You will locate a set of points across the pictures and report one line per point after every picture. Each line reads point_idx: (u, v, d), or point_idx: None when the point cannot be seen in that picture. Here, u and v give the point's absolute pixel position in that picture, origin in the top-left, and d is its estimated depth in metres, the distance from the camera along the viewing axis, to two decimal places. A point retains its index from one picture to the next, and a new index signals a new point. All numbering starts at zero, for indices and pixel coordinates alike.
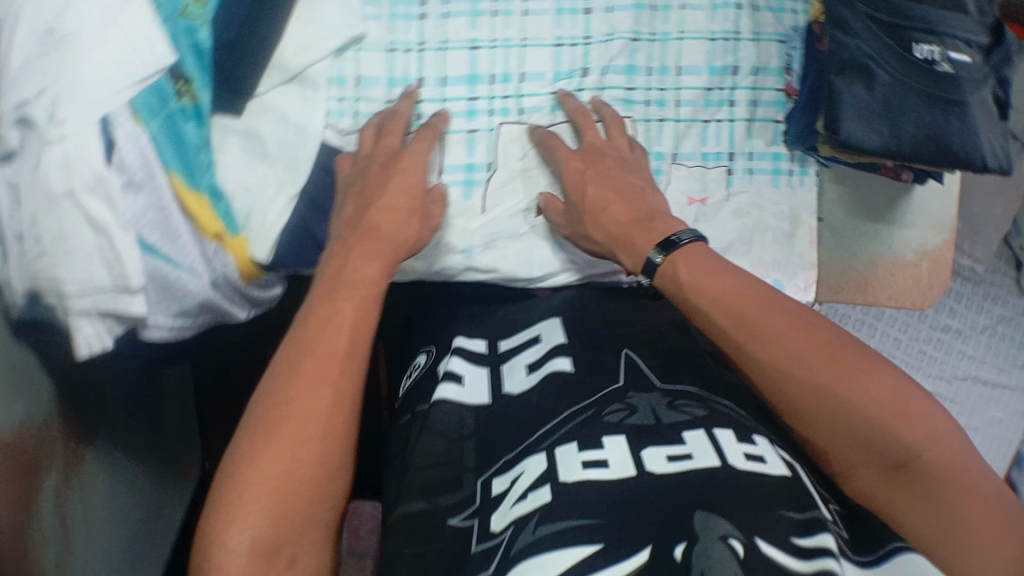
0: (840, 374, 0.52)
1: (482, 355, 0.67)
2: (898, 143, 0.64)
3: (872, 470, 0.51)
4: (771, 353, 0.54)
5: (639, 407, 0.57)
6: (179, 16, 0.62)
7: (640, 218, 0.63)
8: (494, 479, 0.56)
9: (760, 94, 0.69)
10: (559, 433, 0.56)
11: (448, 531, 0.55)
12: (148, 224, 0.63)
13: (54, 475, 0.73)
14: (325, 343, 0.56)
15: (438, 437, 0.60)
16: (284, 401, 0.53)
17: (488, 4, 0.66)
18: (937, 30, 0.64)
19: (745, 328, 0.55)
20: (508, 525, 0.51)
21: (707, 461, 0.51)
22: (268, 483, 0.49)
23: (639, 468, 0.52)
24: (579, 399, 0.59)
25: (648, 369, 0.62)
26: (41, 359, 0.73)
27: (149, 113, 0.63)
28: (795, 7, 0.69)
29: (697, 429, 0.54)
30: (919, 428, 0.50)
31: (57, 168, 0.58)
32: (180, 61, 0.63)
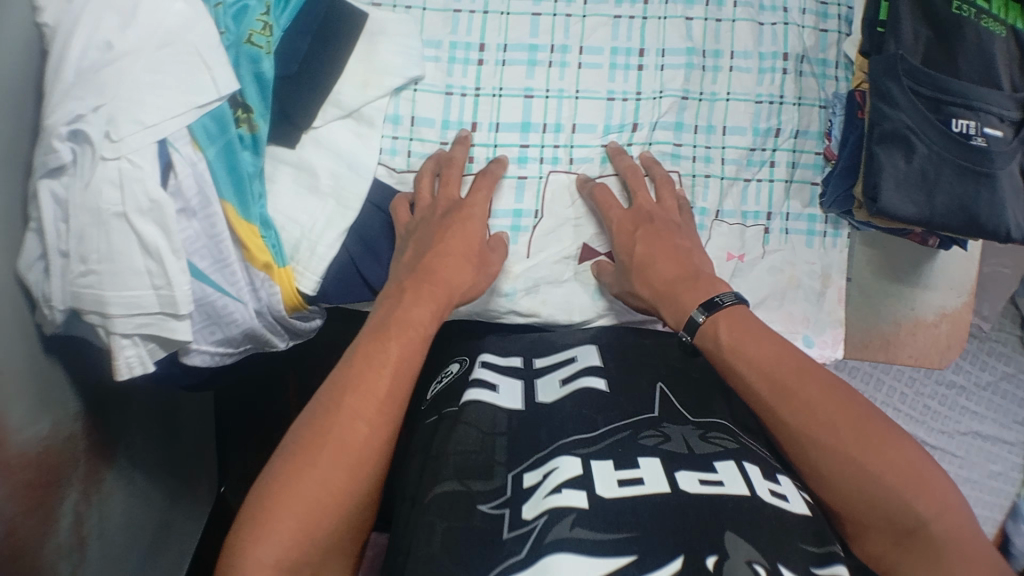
0: (864, 439, 0.51)
1: (515, 369, 0.67)
2: (931, 213, 0.67)
3: (884, 534, 0.51)
4: (788, 415, 0.54)
5: (673, 435, 0.58)
6: (243, 44, 0.65)
7: (686, 275, 0.62)
8: (527, 473, 0.57)
9: (800, 156, 0.71)
10: (594, 447, 0.57)
11: (477, 514, 0.54)
12: (199, 251, 0.65)
13: (74, 489, 0.73)
14: (372, 373, 0.56)
15: (472, 429, 0.61)
16: (327, 427, 0.53)
17: (545, 55, 0.69)
18: (974, 105, 0.66)
19: (767, 386, 0.55)
20: (541, 514, 0.51)
21: (737, 489, 0.53)
22: (299, 503, 0.50)
23: (672, 484, 0.53)
24: (616, 419, 0.61)
25: (681, 405, 0.63)
26: (75, 375, 0.73)
27: (207, 140, 0.64)
28: (838, 75, 0.72)
29: (728, 460, 0.56)
30: (931, 498, 0.50)
31: (109, 186, 0.60)
32: (241, 90, 0.65)
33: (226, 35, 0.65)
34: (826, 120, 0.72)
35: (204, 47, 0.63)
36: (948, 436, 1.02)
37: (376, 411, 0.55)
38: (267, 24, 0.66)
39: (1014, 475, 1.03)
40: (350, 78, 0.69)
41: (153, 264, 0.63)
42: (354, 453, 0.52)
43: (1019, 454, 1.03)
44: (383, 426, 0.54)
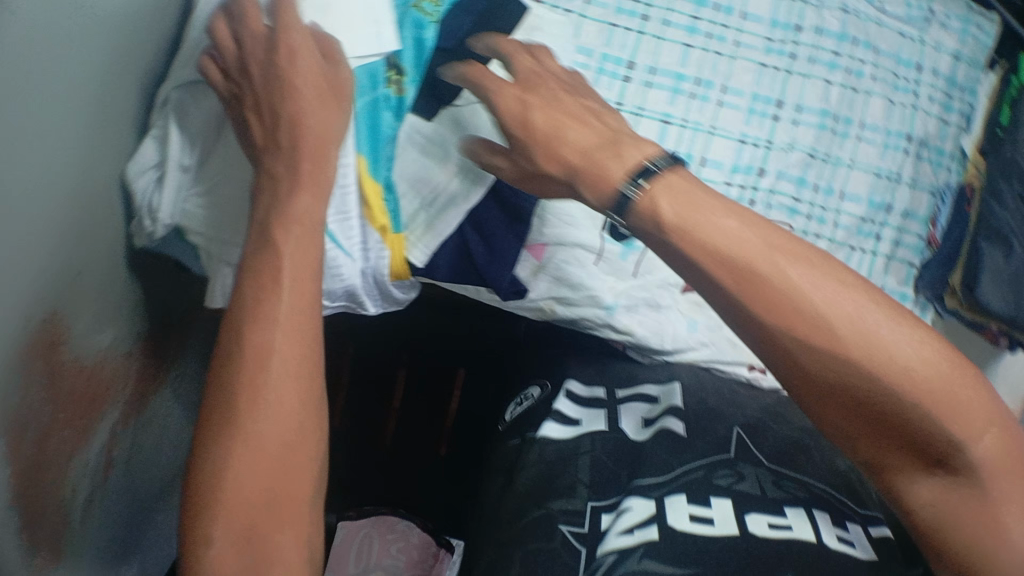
0: (906, 353, 0.49)
1: (597, 401, 0.71)
2: None
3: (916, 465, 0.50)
4: (812, 295, 0.50)
5: (748, 476, 0.62)
6: (410, 8, 0.66)
7: (608, 138, 0.54)
8: (603, 513, 0.61)
9: (904, 236, 0.77)
10: (670, 485, 0.62)
11: (558, 537, 0.59)
12: (325, 197, 0.65)
13: (117, 408, 0.71)
14: (289, 348, 0.52)
15: (555, 464, 0.65)
16: (257, 393, 0.50)
17: (688, 86, 0.71)
18: None
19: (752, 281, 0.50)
20: (609, 552, 0.56)
21: (806, 534, 0.57)
22: (248, 483, 0.49)
23: (741, 528, 0.57)
24: (692, 458, 0.64)
25: (759, 451, 0.66)
26: (146, 294, 0.72)
27: (358, 91, 0.65)
28: (950, 166, 0.82)
29: (800, 507, 0.60)
30: (961, 418, 0.48)
31: None
32: (399, 51, 0.66)
33: None
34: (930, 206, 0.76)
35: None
36: None
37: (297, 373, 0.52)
38: None
39: None
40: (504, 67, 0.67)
41: None
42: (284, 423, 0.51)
43: None
44: (295, 384, 0.52)
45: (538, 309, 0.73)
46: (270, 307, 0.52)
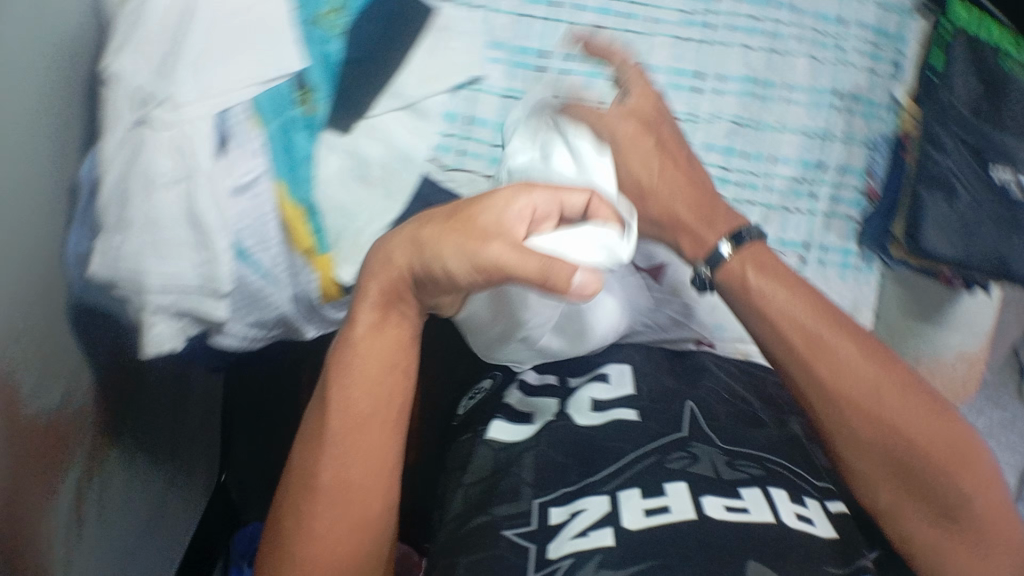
0: (904, 399, 0.58)
1: (549, 389, 0.69)
2: (970, 258, 0.68)
3: (915, 509, 0.57)
4: (835, 347, 0.60)
5: (701, 457, 0.60)
6: (313, 24, 0.64)
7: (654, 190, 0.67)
8: (553, 507, 0.58)
9: (840, 192, 0.72)
10: (622, 477, 0.59)
11: (503, 540, 0.56)
12: (246, 229, 0.63)
13: (81, 463, 0.70)
14: (356, 388, 0.53)
15: (501, 459, 0.63)
16: (326, 424, 0.53)
17: (608, 68, 0.71)
18: (1017, 158, 0.69)
19: (814, 352, 0.60)
20: (567, 555, 0.53)
21: (765, 517, 0.55)
22: (333, 524, 0.52)
23: (699, 514, 0.55)
24: (645, 441, 0.62)
25: (710, 427, 0.64)
26: (95, 347, 0.71)
27: (270, 113, 0.63)
28: (884, 117, 0.73)
29: (757, 488, 0.58)
30: (968, 475, 0.56)
31: (165, 154, 0.60)
32: (306, 70, 0.64)
33: (299, 12, 0.64)
34: (869, 158, 0.73)
35: (275, 20, 0.63)
36: None
37: (380, 405, 0.54)
38: (337, 7, 0.65)
39: None
40: (417, 70, 0.67)
41: (198, 237, 0.62)
42: (363, 453, 0.53)
43: None
44: (366, 435, 0.54)
45: None
46: (383, 359, 0.54)
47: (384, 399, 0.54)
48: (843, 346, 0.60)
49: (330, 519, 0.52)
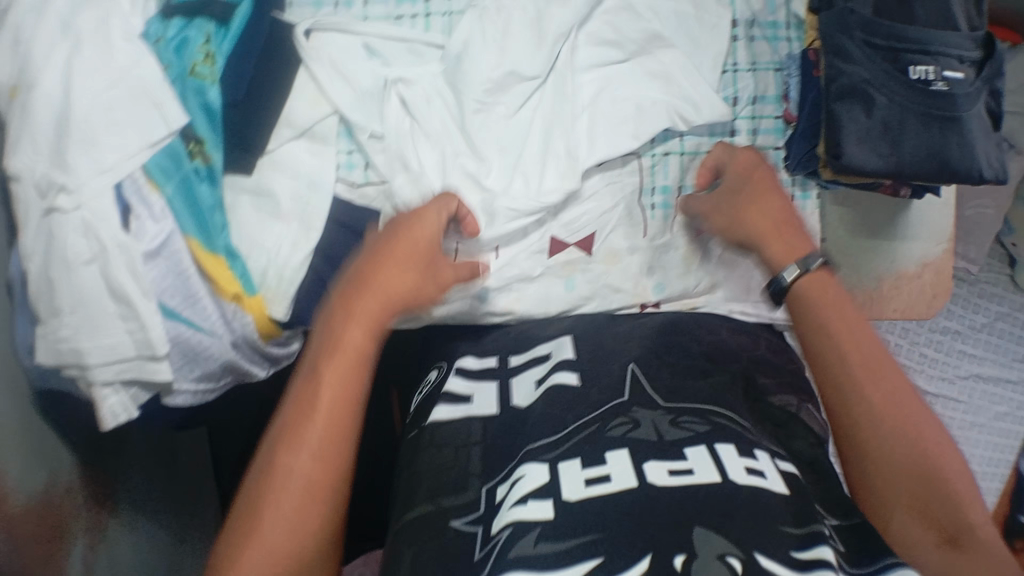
0: (876, 382, 0.59)
1: (489, 372, 0.69)
2: (900, 161, 0.66)
3: (906, 503, 0.55)
4: (828, 320, 0.62)
5: (642, 422, 0.60)
6: (188, 76, 0.66)
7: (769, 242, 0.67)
8: (499, 485, 0.58)
9: (760, 122, 0.73)
10: (561, 449, 0.59)
11: (450, 531, 0.56)
12: (168, 289, 0.65)
13: (83, 537, 0.72)
14: (325, 397, 0.55)
15: (444, 448, 0.63)
16: (307, 413, 0.55)
17: None
18: (932, 50, 0.66)
19: (832, 377, 0.60)
20: (505, 525, 0.53)
21: (710, 476, 0.54)
22: (291, 502, 0.52)
23: (640, 479, 0.54)
24: (587, 412, 0.62)
25: (652, 388, 0.63)
26: (64, 428, 0.72)
27: (164, 176, 0.65)
28: (789, 36, 0.74)
29: (701, 445, 0.57)
30: (962, 495, 0.55)
31: (75, 235, 0.60)
32: (191, 122, 0.65)
33: (169, 69, 0.65)
34: (783, 81, 0.74)
35: (152, 84, 0.63)
36: (948, 381, 0.98)
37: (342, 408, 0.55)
38: (209, 53, 0.66)
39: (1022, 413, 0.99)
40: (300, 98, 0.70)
41: (125, 308, 0.63)
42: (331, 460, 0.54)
43: None
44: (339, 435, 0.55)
45: (416, 321, 0.72)
46: (343, 319, 0.59)
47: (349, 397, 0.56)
48: (874, 388, 0.58)
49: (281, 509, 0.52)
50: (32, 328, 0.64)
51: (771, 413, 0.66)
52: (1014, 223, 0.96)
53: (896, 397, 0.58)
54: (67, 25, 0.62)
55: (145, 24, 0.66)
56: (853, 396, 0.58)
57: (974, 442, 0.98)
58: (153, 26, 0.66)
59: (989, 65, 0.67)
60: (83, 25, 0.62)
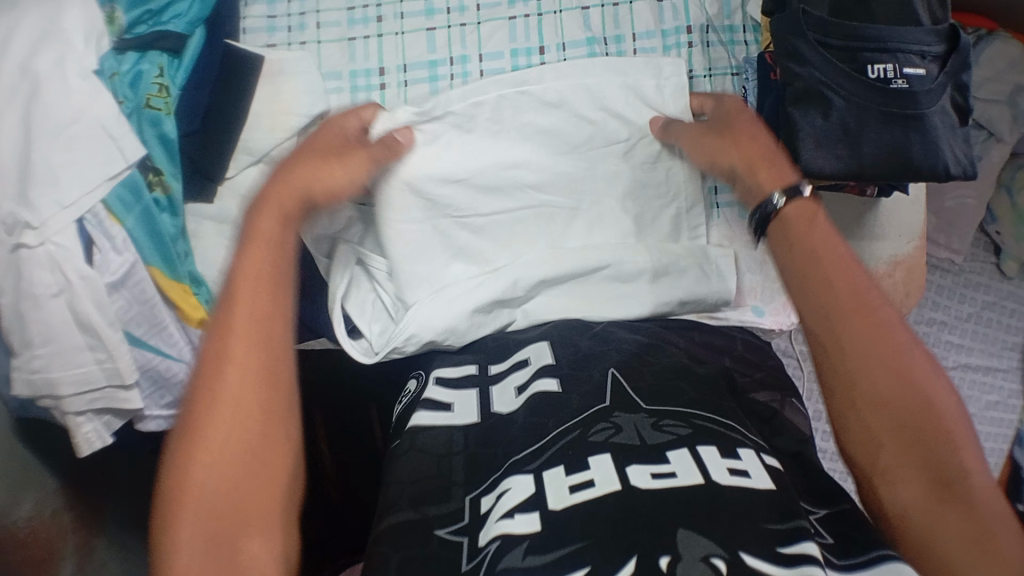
0: (862, 318, 0.54)
1: (468, 379, 0.67)
2: (860, 163, 0.65)
3: (894, 453, 0.50)
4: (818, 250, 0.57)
5: (625, 425, 0.57)
6: (143, 109, 0.67)
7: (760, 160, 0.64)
8: (482, 496, 0.56)
9: None
10: (543, 457, 0.56)
11: (434, 539, 0.54)
12: (134, 319, 0.66)
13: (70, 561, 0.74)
14: (248, 322, 0.55)
15: (426, 456, 0.60)
16: (216, 403, 0.51)
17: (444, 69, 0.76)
18: (891, 47, 0.64)
19: (818, 322, 0.55)
20: (494, 539, 0.50)
21: (692, 478, 0.51)
22: (225, 430, 0.50)
23: (623, 481, 0.52)
24: (568, 417, 0.59)
25: (634, 389, 0.61)
26: (45, 457, 0.73)
27: (125, 209, 0.66)
28: (747, 39, 0.76)
29: (683, 448, 0.54)
30: (953, 438, 0.49)
31: (42, 269, 0.61)
32: (149, 155, 0.67)
33: (125, 103, 0.66)
34: (741, 86, 0.76)
35: (108, 117, 0.64)
36: None
37: (257, 387, 0.52)
38: (163, 85, 0.67)
39: (1013, 401, 0.99)
40: (259, 120, 0.71)
41: (94, 338, 0.64)
42: (257, 440, 0.51)
43: (1014, 380, 0.99)
44: (270, 358, 0.54)
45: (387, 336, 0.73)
46: (268, 239, 0.60)
47: (270, 383, 0.53)
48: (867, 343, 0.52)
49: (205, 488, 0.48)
50: (5, 362, 0.65)
51: (754, 411, 0.64)
52: (999, 211, 0.97)
53: (874, 328, 0.53)
54: (26, 63, 0.62)
55: (99, 58, 0.66)
56: (837, 344, 0.53)
57: None
58: (108, 61, 0.67)
59: (953, 58, 0.65)
60: (42, 62, 0.62)
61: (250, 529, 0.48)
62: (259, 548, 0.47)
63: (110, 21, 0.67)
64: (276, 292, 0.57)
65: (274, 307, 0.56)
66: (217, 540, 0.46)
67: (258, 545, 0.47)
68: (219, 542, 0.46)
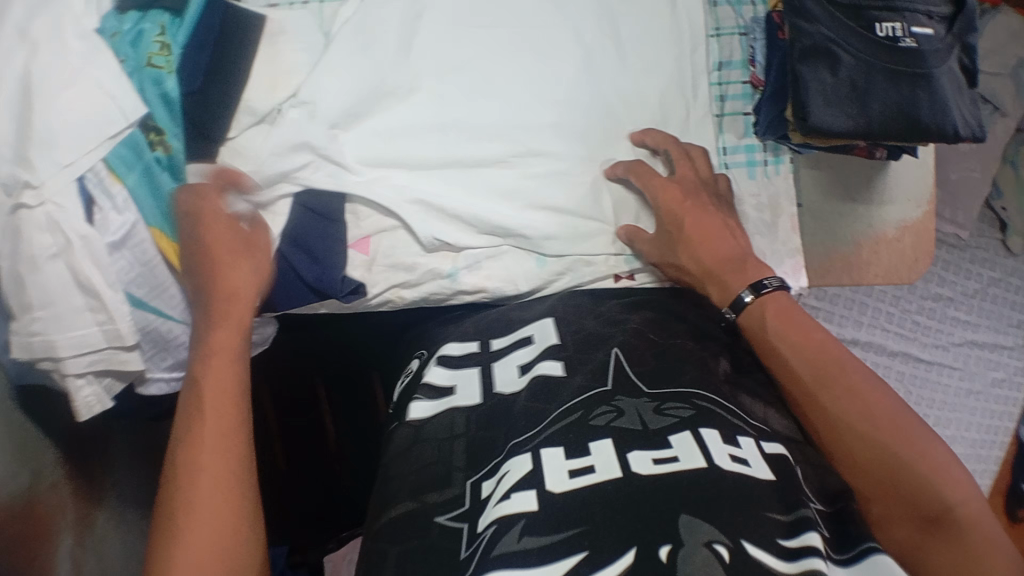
0: (826, 373, 0.56)
1: (471, 358, 0.65)
2: (868, 123, 0.64)
3: (890, 501, 0.52)
4: (796, 316, 0.60)
5: (627, 409, 0.56)
6: (144, 68, 0.66)
7: (733, 258, 0.66)
8: (483, 481, 0.55)
9: (726, 88, 0.75)
10: (542, 436, 0.55)
11: (434, 529, 0.53)
12: (134, 280, 0.66)
13: (77, 532, 0.73)
14: (212, 429, 0.55)
15: (429, 444, 0.59)
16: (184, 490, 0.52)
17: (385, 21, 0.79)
18: (898, 6, 0.64)
19: (798, 387, 0.58)
20: (492, 523, 0.49)
21: (694, 462, 0.50)
22: (197, 525, 0.50)
23: (624, 468, 0.51)
24: (569, 399, 0.58)
25: (636, 372, 0.59)
26: (47, 424, 0.73)
27: (126, 167, 0.65)
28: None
29: (685, 431, 0.53)
30: (928, 463, 0.52)
31: (42, 231, 0.61)
32: (151, 114, 0.65)
33: (126, 63, 0.65)
34: (748, 47, 0.76)
35: (108, 79, 0.63)
36: (943, 349, 0.98)
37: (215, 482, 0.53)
38: (165, 44, 0.66)
39: (1019, 379, 0.99)
40: (258, 83, 0.71)
41: (94, 300, 0.63)
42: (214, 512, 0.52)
43: (1020, 358, 0.99)
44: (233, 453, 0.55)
45: (388, 302, 0.71)
46: (224, 326, 0.61)
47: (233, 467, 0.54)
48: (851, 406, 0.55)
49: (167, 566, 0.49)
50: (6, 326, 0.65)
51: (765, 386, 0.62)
52: (1003, 184, 0.97)
53: (846, 381, 0.56)
54: (23, 26, 0.62)
55: (101, 19, 0.66)
56: (811, 406, 0.56)
57: (972, 409, 0.98)
58: (108, 22, 0.66)
59: (960, 19, 0.65)
60: (39, 25, 0.62)
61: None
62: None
63: None
64: (237, 395, 0.58)
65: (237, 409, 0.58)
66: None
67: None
68: None
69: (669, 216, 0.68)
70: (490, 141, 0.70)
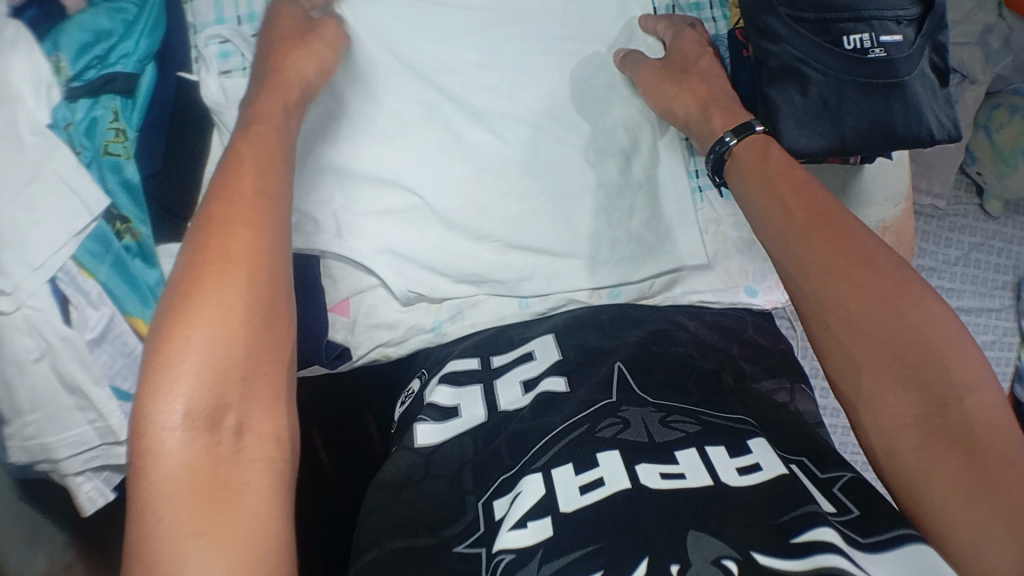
0: (834, 249, 0.51)
1: (473, 374, 0.65)
2: (841, 137, 0.63)
3: (897, 389, 0.46)
4: (812, 192, 0.55)
5: (632, 421, 0.54)
6: (102, 157, 0.65)
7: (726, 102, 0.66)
8: (494, 501, 0.52)
9: None
10: (550, 453, 0.53)
11: (454, 557, 0.51)
12: (120, 372, 0.65)
13: None
14: (234, 265, 0.45)
15: (439, 479, 0.57)
16: (204, 279, 0.43)
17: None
18: (865, 16, 0.62)
19: (796, 265, 0.53)
20: (505, 550, 0.47)
21: (702, 480, 0.48)
22: (210, 311, 0.42)
23: (633, 479, 0.48)
24: (571, 412, 0.56)
25: (638, 383, 0.59)
26: (52, 514, 0.72)
27: (95, 262, 0.64)
28: (716, 15, 0.77)
29: (692, 446, 0.51)
30: (953, 358, 0.46)
31: (20, 335, 0.60)
32: (113, 201, 0.65)
33: (82, 153, 0.64)
34: None
35: (66, 170, 0.61)
36: None
37: (250, 272, 0.45)
38: (120, 130, 0.66)
39: (1009, 339, 1.00)
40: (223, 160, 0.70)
41: (81, 399, 0.63)
42: (255, 314, 0.44)
43: (1008, 318, 1.00)
44: (255, 294, 0.44)
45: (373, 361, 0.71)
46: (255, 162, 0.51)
47: (266, 264, 0.46)
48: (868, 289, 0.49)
49: (193, 368, 0.40)
50: None
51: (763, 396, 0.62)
52: (978, 151, 0.99)
53: (858, 257, 0.51)
54: None
55: (51, 110, 0.63)
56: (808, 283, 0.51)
57: None
58: (60, 112, 0.63)
59: (929, 20, 0.63)
60: None
61: (249, 411, 0.42)
62: (253, 441, 0.41)
63: (57, 71, 0.63)
64: (277, 216, 0.49)
65: (267, 199, 0.49)
66: (217, 427, 0.40)
67: (263, 424, 0.42)
68: (215, 430, 0.40)
69: (675, 60, 0.69)
70: (470, 186, 0.70)
